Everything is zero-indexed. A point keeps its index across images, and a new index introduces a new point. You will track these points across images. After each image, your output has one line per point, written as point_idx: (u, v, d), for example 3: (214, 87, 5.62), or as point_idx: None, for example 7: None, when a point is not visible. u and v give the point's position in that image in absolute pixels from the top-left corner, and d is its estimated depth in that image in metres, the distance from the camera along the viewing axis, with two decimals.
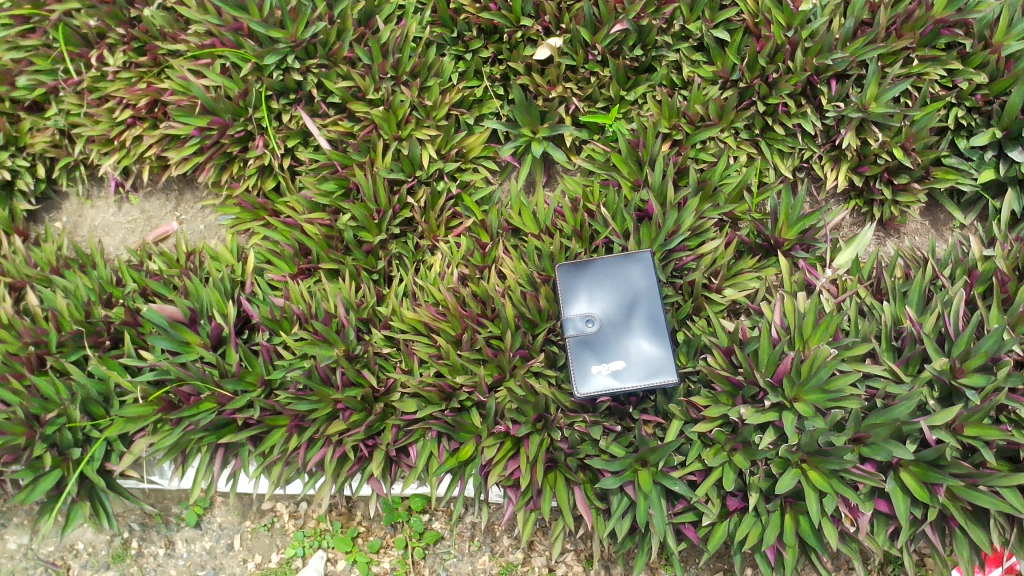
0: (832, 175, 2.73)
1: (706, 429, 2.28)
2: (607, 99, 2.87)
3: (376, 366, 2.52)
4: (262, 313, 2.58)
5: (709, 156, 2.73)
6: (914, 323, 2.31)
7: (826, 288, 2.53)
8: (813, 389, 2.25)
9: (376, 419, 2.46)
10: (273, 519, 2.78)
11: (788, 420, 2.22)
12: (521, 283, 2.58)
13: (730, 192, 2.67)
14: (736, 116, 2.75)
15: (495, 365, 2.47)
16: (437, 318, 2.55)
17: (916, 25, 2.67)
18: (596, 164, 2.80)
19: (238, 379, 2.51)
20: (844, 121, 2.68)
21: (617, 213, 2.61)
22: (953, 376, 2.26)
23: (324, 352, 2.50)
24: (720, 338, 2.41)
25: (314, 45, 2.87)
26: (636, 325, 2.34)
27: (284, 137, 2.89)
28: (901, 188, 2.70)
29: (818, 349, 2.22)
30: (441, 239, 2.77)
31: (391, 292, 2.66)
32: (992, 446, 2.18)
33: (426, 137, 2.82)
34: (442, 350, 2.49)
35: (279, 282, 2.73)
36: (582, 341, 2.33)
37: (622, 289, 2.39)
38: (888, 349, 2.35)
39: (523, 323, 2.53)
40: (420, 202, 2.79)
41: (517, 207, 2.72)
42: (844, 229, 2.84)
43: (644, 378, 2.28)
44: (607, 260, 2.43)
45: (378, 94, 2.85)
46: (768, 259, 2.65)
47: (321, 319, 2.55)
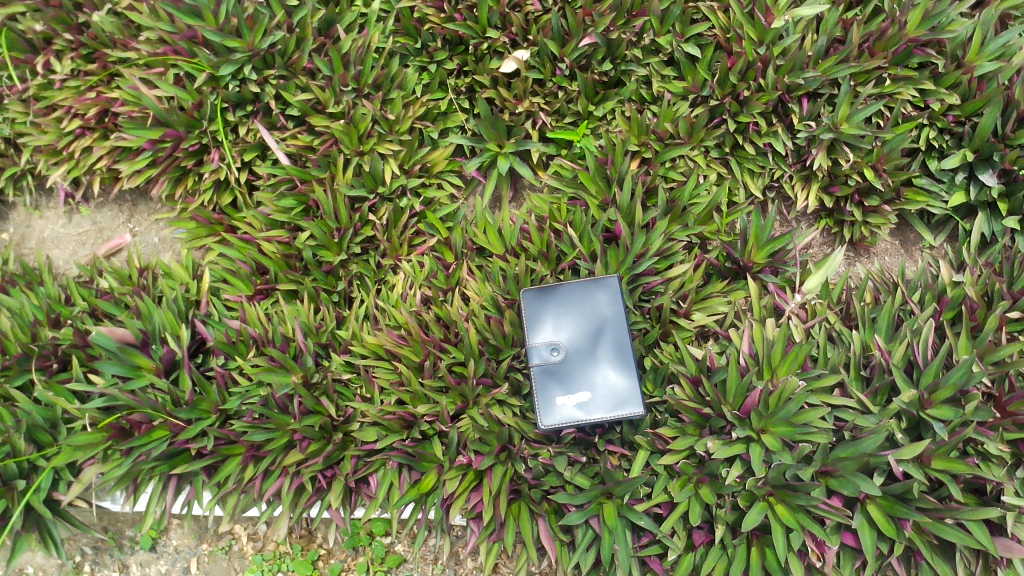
0: (802, 196, 2.67)
1: (672, 461, 2.23)
2: (576, 114, 2.78)
3: (336, 394, 2.44)
4: (217, 336, 2.51)
5: (678, 175, 2.66)
6: (883, 352, 2.29)
7: (795, 313, 2.48)
8: (780, 421, 2.21)
9: (335, 449, 2.38)
10: (231, 542, 2.70)
11: (755, 454, 2.17)
12: (485, 307, 2.54)
13: (699, 213, 2.61)
14: (707, 134, 2.68)
15: (457, 394, 2.41)
16: (399, 343, 2.48)
17: (888, 43, 2.63)
18: (564, 182, 2.73)
19: (191, 408, 2.42)
20: (815, 141, 2.62)
21: (585, 234, 2.56)
22: (920, 407, 2.23)
23: (281, 380, 2.41)
24: (687, 366, 2.36)
25: (272, 55, 2.75)
26: (598, 353, 2.30)
27: (241, 151, 2.77)
28: (872, 210, 2.65)
29: (787, 381, 2.19)
30: (404, 259, 2.69)
31: (351, 315, 2.57)
32: (958, 480, 2.16)
33: (388, 152, 2.73)
34: (404, 377, 2.42)
35: (236, 302, 2.65)
36: (547, 370, 2.30)
37: (588, 316, 2.35)
38: (856, 378, 2.32)
39: (487, 349, 2.47)
40: (383, 219, 2.70)
41: (483, 225, 2.65)
42: (813, 248, 2.78)
43: (610, 409, 2.24)
44: (572, 287, 2.39)
45: (339, 107, 2.74)
46: (736, 282, 2.59)
47: (277, 345, 2.47)
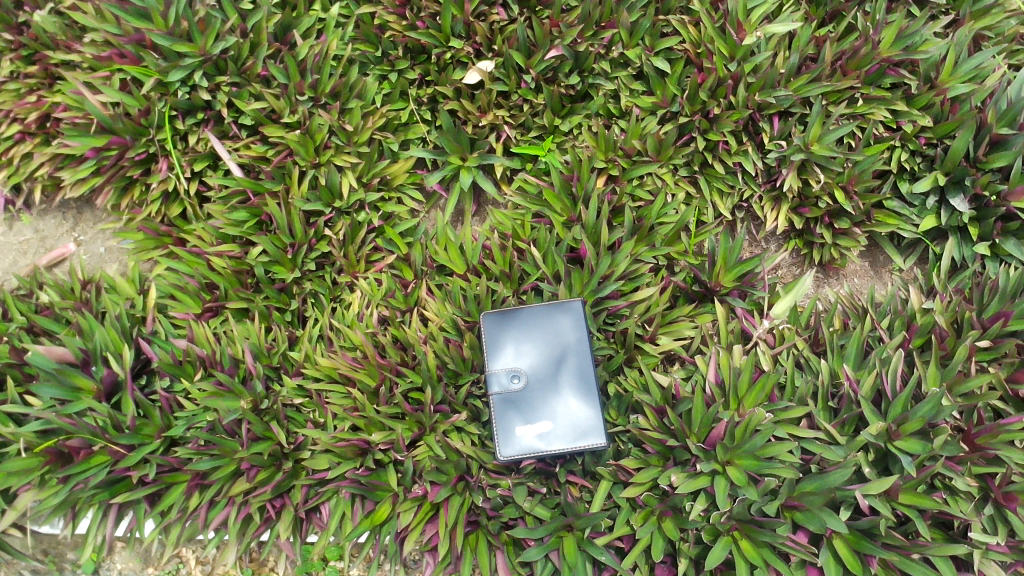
0: (772, 217, 2.61)
1: (635, 494, 2.16)
2: (541, 128, 2.70)
3: (286, 419, 2.34)
4: (162, 357, 2.39)
5: (646, 193, 2.58)
6: (851, 383, 2.22)
7: (762, 338, 2.43)
8: (747, 453, 2.13)
9: (285, 478, 2.27)
10: (178, 567, 2.57)
11: (720, 489, 2.10)
12: (445, 329, 2.44)
13: (666, 234, 2.54)
14: (676, 152, 2.61)
15: (414, 421, 2.31)
16: (353, 367, 2.37)
17: (861, 63, 2.57)
18: (529, 198, 2.64)
19: (133, 433, 2.29)
20: (786, 161, 2.56)
21: (549, 254, 2.47)
22: (888, 439, 2.18)
23: (228, 406, 2.30)
24: (652, 395, 2.29)
25: (224, 61, 2.64)
26: (560, 381, 2.22)
27: (191, 161, 2.65)
28: (842, 232, 2.59)
29: (754, 413, 2.12)
30: (361, 276, 2.59)
31: (304, 335, 2.47)
32: (926, 516, 2.11)
33: (346, 165, 2.63)
34: (359, 403, 2.32)
35: (183, 320, 2.53)
36: (507, 398, 2.21)
37: (550, 342, 2.27)
38: (824, 409, 2.25)
39: (445, 374, 2.38)
40: (339, 234, 2.59)
41: (443, 242, 2.55)
42: (782, 270, 2.70)
43: (572, 440, 2.17)
44: (534, 311, 2.31)
45: (294, 117, 2.64)
46: (703, 306, 2.52)
47: (224, 368, 2.36)
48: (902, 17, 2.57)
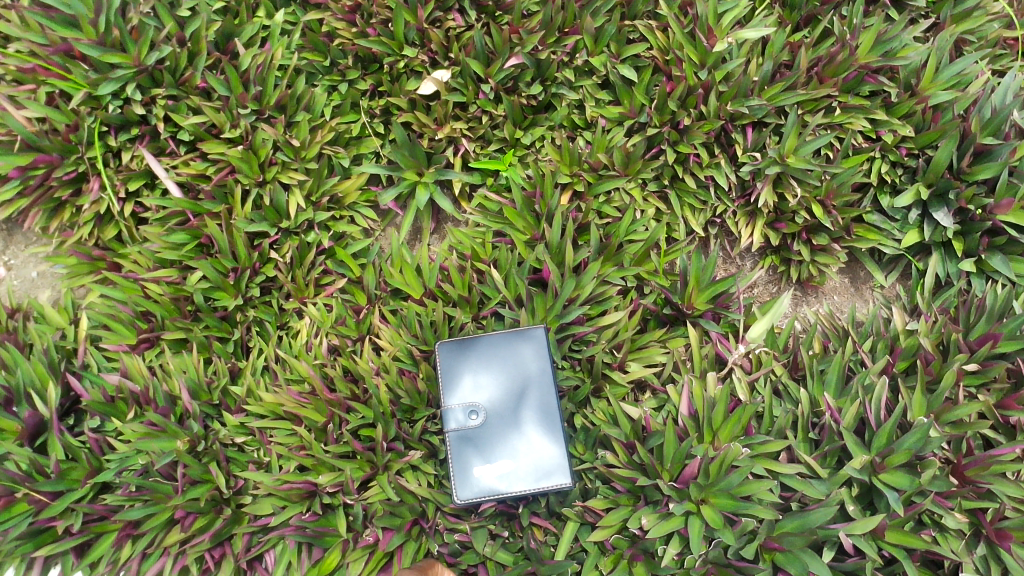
0: (747, 232, 2.45)
1: (603, 538, 2.00)
2: (501, 140, 2.55)
3: (226, 460, 2.16)
4: (91, 395, 2.21)
5: (613, 210, 2.43)
6: (833, 412, 2.08)
7: (738, 364, 2.27)
8: (723, 492, 1.98)
9: (225, 525, 2.09)
10: None
11: (695, 531, 1.93)
12: (399, 359, 2.27)
13: (635, 253, 2.39)
14: (644, 166, 2.45)
15: (364, 461, 2.14)
16: (300, 403, 2.20)
17: (838, 69, 2.43)
18: (489, 216, 2.47)
19: (58, 479, 2.10)
20: (761, 175, 2.41)
21: (510, 276, 2.31)
22: (872, 472, 2.03)
23: (162, 448, 2.12)
24: (621, 429, 2.13)
25: (160, 72, 2.46)
26: (521, 416, 2.06)
27: (125, 179, 2.46)
28: (820, 248, 2.45)
29: (729, 448, 1.97)
30: (309, 302, 2.41)
31: (247, 367, 2.29)
32: (914, 556, 1.97)
33: (292, 182, 2.46)
34: (305, 442, 2.15)
35: (116, 353, 2.34)
36: (464, 436, 2.04)
37: (511, 373, 2.10)
38: (804, 441, 2.10)
39: (399, 409, 2.21)
40: (286, 257, 2.42)
41: (397, 264, 2.38)
42: (758, 289, 2.54)
43: (534, 481, 2.00)
44: (494, 340, 2.14)
45: (236, 132, 2.46)
46: (675, 329, 2.37)
47: (158, 407, 2.18)
48: (880, 21, 2.44)
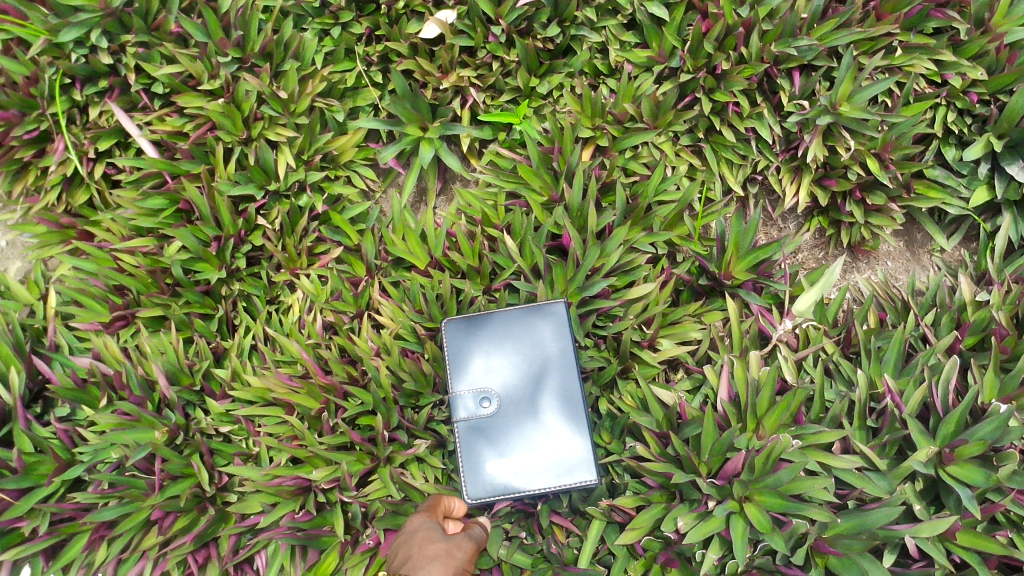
0: (791, 191, 2.18)
1: (633, 540, 1.76)
2: (514, 90, 2.27)
3: (211, 452, 1.93)
4: (59, 380, 1.98)
5: (641, 167, 2.16)
6: (895, 397, 1.82)
7: (784, 340, 2.02)
8: (770, 490, 1.73)
9: (209, 525, 1.87)
10: None
11: (738, 535, 1.68)
12: (402, 337, 2.03)
13: (666, 216, 2.12)
14: (676, 117, 2.17)
15: (364, 453, 1.91)
16: (291, 388, 1.96)
17: (899, 4, 2.12)
18: (502, 175, 2.21)
19: (22, 475, 1.88)
20: (809, 126, 2.12)
21: (525, 244, 2.05)
22: (940, 464, 1.78)
23: (138, 440, 1.89)
24: (653, 416, 1.89)
25: (128, 16, 2.19)
26: (539, 403, 1.80)
27: (94, 138, 2.22)
28: (874, 208, 2.17)
29: (778, 440, 1.71)
30: (302, 273, 2.16)
31: (233, 347, 2.05)
32: (989, 560, 1.73)
33: (280, 139, 2.19)
34: (297, 432, 1.91)
35: (88, 332, 2.11)
36: (474, 426, 1.78)
37: (527, 353, 1.84)
38: (860, 428, 1.86)
39: (402, 394, 1.96)
40: (275, 224, 2.17)
41: (399, 230, 2.12)
42: (804, 256, 2.27)
43: (554, 477, 1.75)
44: (508, 316, 1.88)
45: (216, 83, 2.20)
46: (711, 302, 2.11)
47: (133, 394, 1.94)
48: None
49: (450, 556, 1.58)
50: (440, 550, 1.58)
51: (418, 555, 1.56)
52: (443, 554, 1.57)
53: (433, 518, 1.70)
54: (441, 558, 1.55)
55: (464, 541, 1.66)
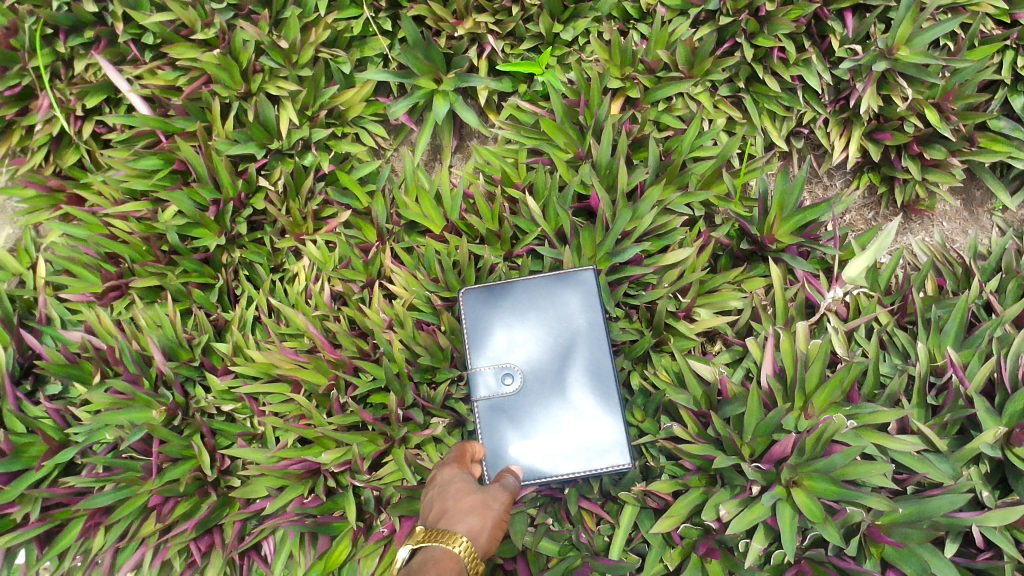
0: (840, 145, 1.99)
1: (669, 529, 1.61)
2: (536, 37, 2.07)
3: (212, 433, 1.79)
4: (49, 356, 1.84)
5: (675, 120, 1.97)
6: (960, 372, 1.65)
7: (833, 309, 1.85)
8: (821, 475, 1.57)
9: (211, 511, 1.74)
10: None
11: (786, 524, 1.52)
12: (417, 308, 1.87)
13: (704, 173, 1.94)
14: (714, 65, 1.98)
15: (376, 434, 1.75)
16: (297, 363, 1.81)
17: None
18: (523, 131, 2.03)
19: (11, 458, 1.75)
20: (861, 73, 1.93)
21: (549, 205, 1.87)
22: (1009, 445, 1.62)
23: (133, 420, 1.75)
24: (691, 393, 1.72)
25: None
26: (567, 380, 1.60)
27: (81, 93, 2.07)
28: (932, 163, 1.98)
29: (830, 421, 1.53)
30: (308, 239, 2.00)
31: (234, 319, 1.90)
32: None
33: (282, 93, 2.02)
34: (304, 411, 1.77)
35: (80, 303, 1.97)
36: (495, 405, 1.59)
37: (552, 325, 1.65)
38: (920, 406, 1.68)
39: (417, 369, 1.81)
40: (278, 185, 2.01)
41: (412, 191, 1.95)
42: (853, 216, 2.09)
43: (584, 461, 1.56)
44: (531, 285, 1.69)
45: (211, 32, 2.03)
46: (753, 268, 1.94)
47: (127, 371, 1.80)
48: None
49: (488, 509, 1.25)
50: (475, 504, 1.24)
51: (452, 509, 1.23)
52: (480, 508, 1.23)
53: (463, 469, 1.37)
54: (478, 511, 1.23)
55: (500, 491, 1.32)
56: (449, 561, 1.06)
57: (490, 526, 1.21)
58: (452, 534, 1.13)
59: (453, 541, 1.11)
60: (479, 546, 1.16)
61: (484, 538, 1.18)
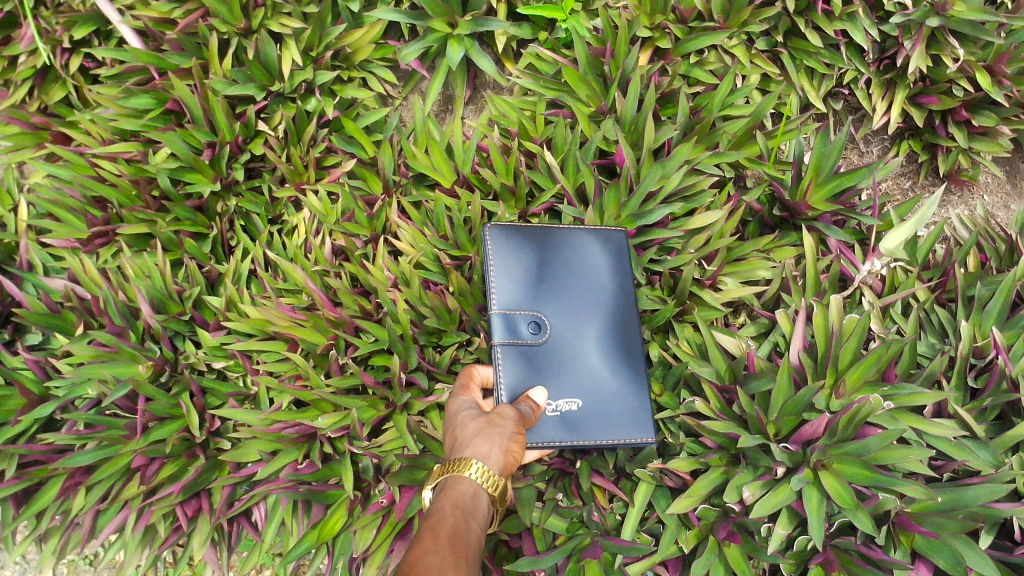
0: (882, 108, 1.87)
1: (687, 509, 1.50)
2: None
3: (202, 392, 1.68)
4: (29, 304, 1.72)
5: (706, 75, 1.85)
6: (1004, 353, 1.53)
7: (868, 283, 1.73)
8: (852, 458, 1.44)
9: (199, 474, 1.63)
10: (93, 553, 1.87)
11: (814, 510, 1.40)
12: (424, 267, 1.75)
13: (736, 133, 1.81)
14: (752, 16, 1.84)
15: (377, 399, 1.64)
16: (293, 321, 1.69)
17: None
18: (542, 80, 1.90)
19: None
20: (910, 30, 1.79)
21: (569, 160, 1.74)
22: None
23: (117, 375, 1.63)
24: (714, 366, 1.61)
25: None
26: (597, 341, 1.43)
27: (68, 24, 1.93)
28: (979, 131, 1.85)
29: (866, 400, 1.40)
30: (309, 189, 1.87)
31: (228, 272, 1.78)
32: None
33: (285, 31, 1.88)
34: (301, 372, 1.65)
35: (64, 250, 1.84)
36: (521, 355, 1.35)
37: (582, 279, 1.47)
38: (958, 389, 1.57)
39: (422, 332, 1.70)
40: (279, 131, 1.88)
41: (422, 141, 1.81)
42: (890, 186, 1.96)
43: (610, 432, 1.40)
44: (562, 233, 1.49)
45: None
46: (784, 236, 1.82)
47: (112, 323, 1.68)
48: None
49: (501, 421, 1.20)
50: (483, 424, 1.18)
51: (463, 434, 1.18)
52: (487, 427, 1.17)
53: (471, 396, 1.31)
54: (490, 427, 1.17)
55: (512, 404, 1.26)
56: (460, 494, 1.03)
57: (505, 438, 1.16)
58: (462, 464, 1.09)
59: (463, 470, 1.07)
60: (498, 462, 1.12)
61: (501, 453, 1.13)
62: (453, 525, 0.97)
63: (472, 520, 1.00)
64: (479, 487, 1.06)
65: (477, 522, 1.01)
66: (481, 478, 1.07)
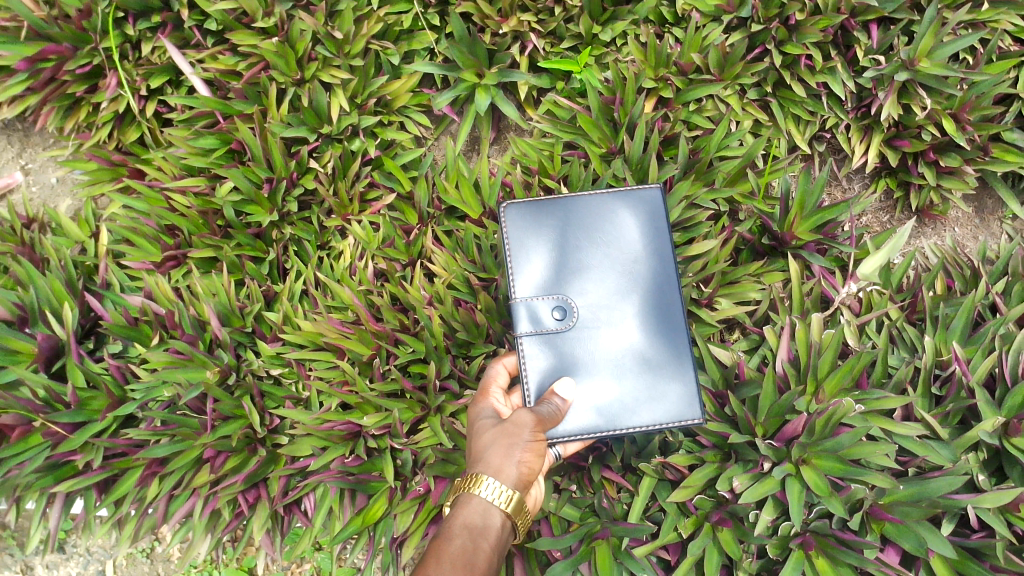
0: (860, 150, 2.12)
1: (684, 498, 1.72)
2: (575, 38, 2.20)
3: (261, 395, 1.93)
4: (112, 317, 1.97)
5: (704, 120, 2.10)
6: (962, 364, 1.75)
7: (846, 303, 1.96)
8: (828, 454, 1.66)
9: (259, 466, 1.87)
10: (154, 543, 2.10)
11: (794, 497, 1.62)
12: (455, 287, 2.00)
13: (730, 171, 2.05)
14: (744, 70, 2.10)
15: (415, 401, 1.88)
16: (341, 333, 1.93)
17: None
18: (559, 124, 2.15)
19: (77, 409, 1.87)
20: (883, 82, 2.04)
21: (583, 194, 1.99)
22: (1005, 433, 1.70)
23: (189, 378, 1.88)
24: (710, 374, 1.85)
25: None
26: (621, 318, 1.60)
27: (146, 74, 2.22)
28: (947, 170, 2.09)
29: (839, 402, 1.62)
30: (353, 219, 2.13)
31: (284, 291, 2.03)
32: None
33: (335, 81, 2.15)
34: (348, 378, 1.90)
35: (140, 271, 2.10)
36: (545, 340, 1.57)
37: (606, 257, 1.64)
38: (923, 396, 1.79)
39: (453, 344, 1.94)
40: (328, 168, 2.14)
41: (454, 177, 2.06)
42: (869, 219, 2.20)
43: (640, 400, 1.57)
44: (591, 224, 1.66)
45: (270, 21, 2.17)
46: (772, 262, 2.06)
47: (185, 333, 1.93)
48: None
49: (518, 430, 1.39)
50: (500, 437, 1.38)
51: (484, 445, 1.40)
52: (504, 442, 1.37)
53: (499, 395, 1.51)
54: (506, 439, 1.38)
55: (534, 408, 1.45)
56: (469, 515, 1.26)
57: (519, 449, 1.36)
58: (474, 482, 1.31)
59: (473, 489, 1.29)
60: (511, 473, 1.33)
61: (514, 465, 1.33)
62: (461, 548, 1.20)
63: (479, 540, 1.23)
64: (489, 503, 1.28)
65: (485, 540, 1.24)
66: (491, 495, 1.29)
